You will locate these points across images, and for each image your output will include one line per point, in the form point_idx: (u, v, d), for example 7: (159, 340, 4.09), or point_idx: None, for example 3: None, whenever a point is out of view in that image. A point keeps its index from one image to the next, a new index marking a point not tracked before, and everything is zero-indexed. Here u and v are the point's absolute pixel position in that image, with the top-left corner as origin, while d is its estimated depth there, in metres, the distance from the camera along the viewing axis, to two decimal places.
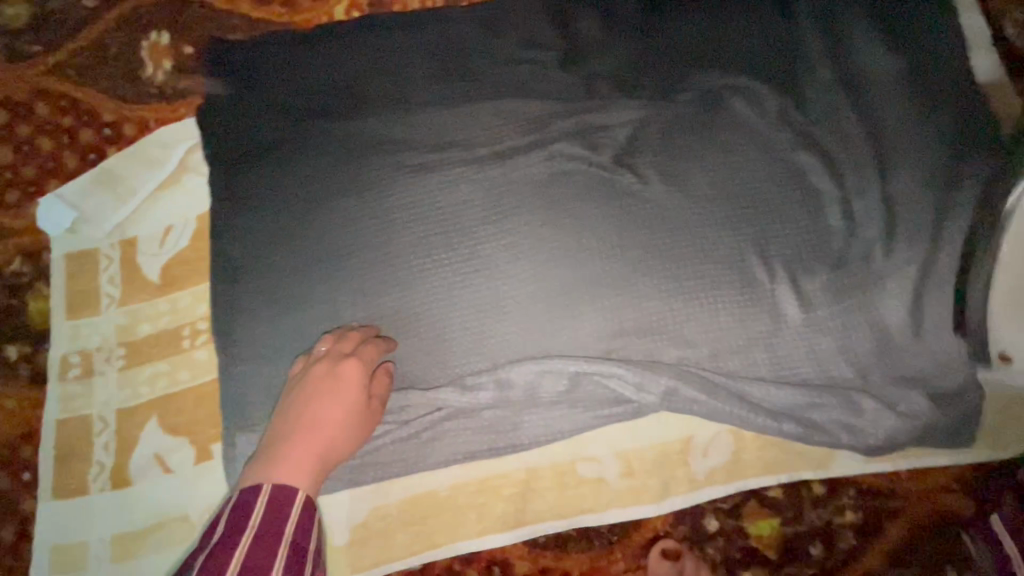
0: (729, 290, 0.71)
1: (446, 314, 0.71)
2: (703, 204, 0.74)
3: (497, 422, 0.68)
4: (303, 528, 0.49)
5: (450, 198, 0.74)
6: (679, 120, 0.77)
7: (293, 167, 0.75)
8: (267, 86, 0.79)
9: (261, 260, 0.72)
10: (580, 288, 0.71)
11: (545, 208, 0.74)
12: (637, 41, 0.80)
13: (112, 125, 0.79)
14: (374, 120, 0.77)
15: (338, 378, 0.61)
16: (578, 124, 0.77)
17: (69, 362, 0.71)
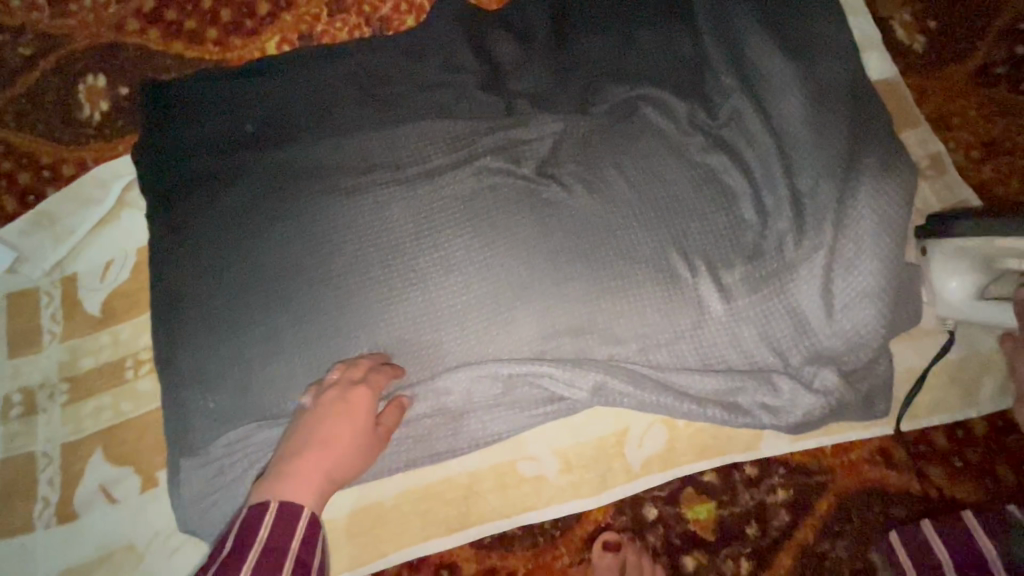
0: (653, 285, 0.75)
1: (384, 327, 0.73)
2: (623, 208, 0.79)
3: (438, 429, 0.70)
4: (307, 542, 0.52)
5: (382, 217, 0.77)
6: (597, 130, 0.82)
7: (229, 197, 0.78)
8: (201, 121, 0.81)
9: (200, 288, 0.74)
10: (512, 294, 0.74)
11: (474, 221, 0.77)
12: (554, 59, 0.85)
13: (51, 166, 0.81)
14: (306, 147, 0.80)
15: (351, 404, 0.63)
16: (502, 139, 0.81)
17: (12, 401, 0.71)
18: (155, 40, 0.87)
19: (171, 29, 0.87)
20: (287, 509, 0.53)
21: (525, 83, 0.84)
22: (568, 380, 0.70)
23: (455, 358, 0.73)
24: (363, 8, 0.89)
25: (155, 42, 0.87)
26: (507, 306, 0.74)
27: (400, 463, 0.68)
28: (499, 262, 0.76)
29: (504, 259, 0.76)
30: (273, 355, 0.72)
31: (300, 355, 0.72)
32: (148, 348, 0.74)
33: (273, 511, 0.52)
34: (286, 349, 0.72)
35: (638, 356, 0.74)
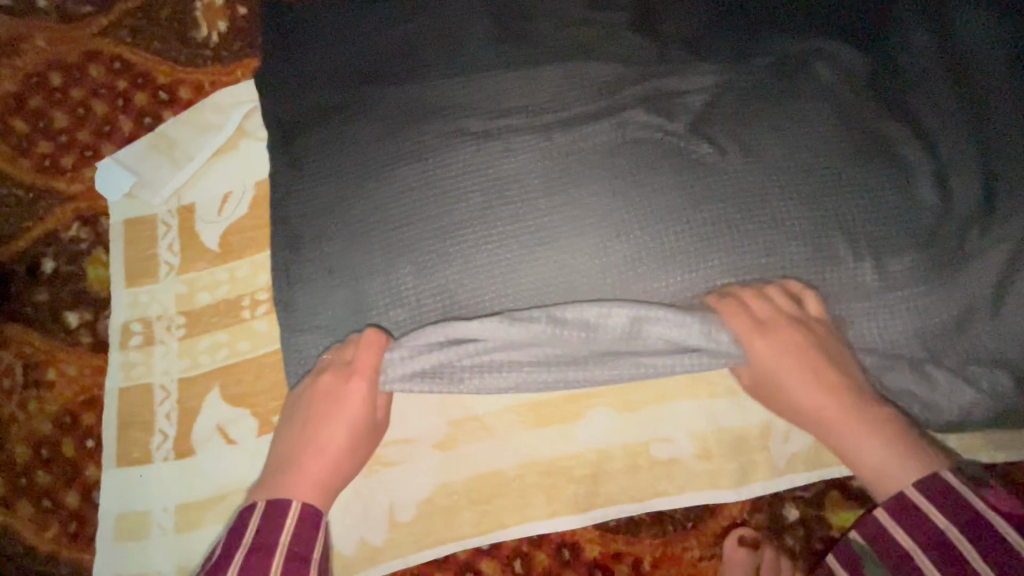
0: (812, 265, 0.67)
1: (498, 269, 0.68)
2: (781, 176, 0.68)
3: (551, 368, 0.64)
4: (300, 536, 0.54)
5: (512, 166, 0.70)
6: (760, 83, 0.72)
7: (350, 133, 0.71)
8: (323, 48, 0.75)
9: (319, 229, 0.69)
10: (654, 261, 0.67)
11: (614, 178, 0.69)
12: (711, 5, 0.76)
13: (167, 88, 0.77)
14: (434, 84, 0.73)
15: (337, 395, 0.61)
16: (652, 89, 0.72)
17: (131, 330, 0.69)
18: None
19: None
20: (276, 507, 0.55)
21: (678, 27, 0.75)
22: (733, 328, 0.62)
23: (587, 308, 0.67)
24: None
25: None
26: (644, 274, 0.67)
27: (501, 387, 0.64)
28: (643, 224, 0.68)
29: (650, 222, 0.68)
30: (395, 306, 0.68)
31: (426, 308, 0.68)
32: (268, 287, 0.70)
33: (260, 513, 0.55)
34: (408, 302, 0.68)
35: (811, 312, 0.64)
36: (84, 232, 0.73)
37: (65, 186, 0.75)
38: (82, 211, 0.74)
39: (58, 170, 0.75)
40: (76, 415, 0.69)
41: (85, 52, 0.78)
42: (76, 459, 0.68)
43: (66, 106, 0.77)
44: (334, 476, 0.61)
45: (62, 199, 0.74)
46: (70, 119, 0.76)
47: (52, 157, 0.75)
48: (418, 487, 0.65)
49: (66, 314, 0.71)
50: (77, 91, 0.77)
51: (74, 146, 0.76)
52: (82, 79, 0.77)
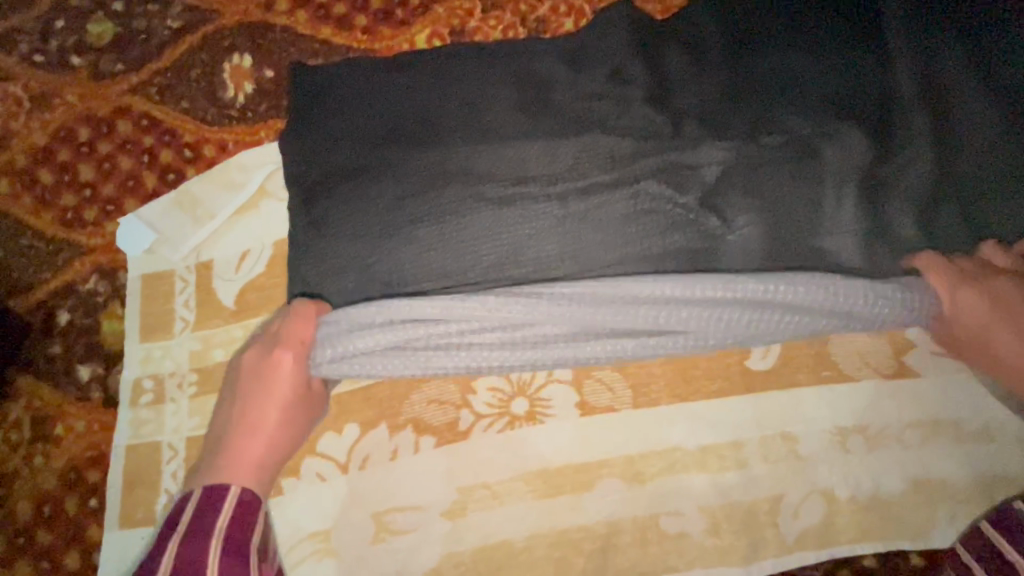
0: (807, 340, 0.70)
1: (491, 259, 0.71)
2: (788, 253, 0.72)
3: (536, 342, 0.66)
4: (237, 520, 0.58)
5: (524, 233, 0.71)
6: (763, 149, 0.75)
7: (370, 196, 0.73)
8: (346, 112, 0.78)
9: (336, 289, 0.70)
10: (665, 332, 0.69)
11: (624, 249, 0.71)
12: (722, 79, 0.78)
13: (192, 145, 0.79)
14: (453, 151, 0.75)
15: (267, 368, 0.65)
16: (664, 162, 0.74)
17: (142, 387, 0.70)
18: (303, 23, 0.84)
19: (320, 13, 0.84)
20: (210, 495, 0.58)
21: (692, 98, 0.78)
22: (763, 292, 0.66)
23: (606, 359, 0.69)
24: (521, 7, 0.85)
25: (302, 25, 0.84)
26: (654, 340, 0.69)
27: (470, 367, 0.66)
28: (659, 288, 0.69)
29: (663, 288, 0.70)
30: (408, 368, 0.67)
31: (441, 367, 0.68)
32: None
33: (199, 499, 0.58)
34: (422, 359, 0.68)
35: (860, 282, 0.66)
36: (102, 285, 0.74)
37: (86, 238, 0.76)
38: (101, 265, 0.75)
39: (80, 223, 0.76)
40: (81, 472, 0.68)
41: (114, 108, 0.80)
42: (78, 518, 0.67)
43: (93, 160, 0.78)
44: (268, 455, 0.63)
45: (82, 251, 0.75)
46: (95, 173, 0.78)
47: (75, 210, 0.77)
48: (424, 557, 0.64)
49: (79, 367, 0.72)
50: (104, 145, 0.79)
51: (98, 200, 0.77)
52: (109, 134, 0.79)
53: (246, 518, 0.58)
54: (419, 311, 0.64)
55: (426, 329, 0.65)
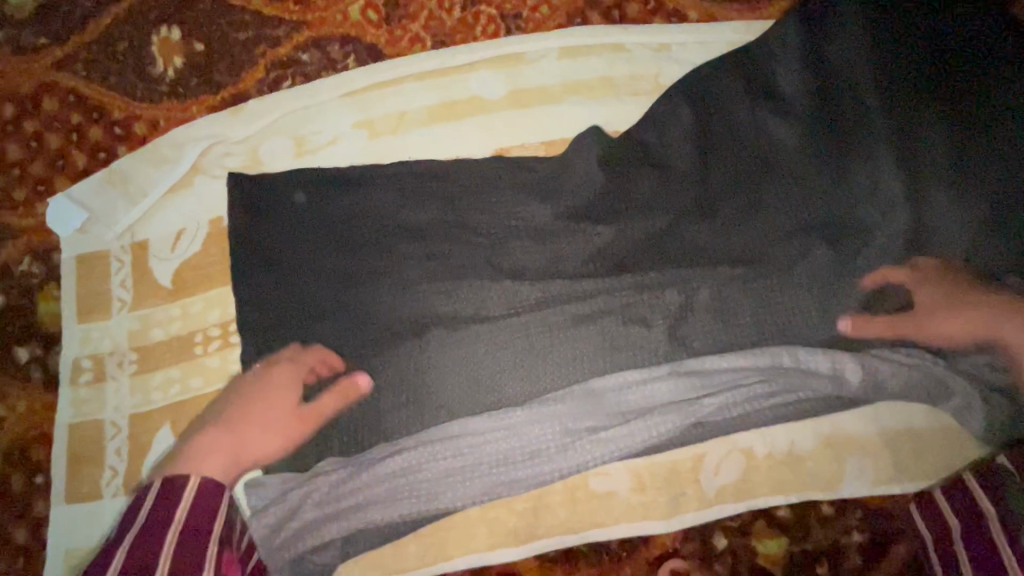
0: (737, 308, 0.71)
1: (490, 378, 0.68)
2: (719, 219, 0.73)
3: (531, 454, 0.65)
4: (199, 511, 0.56)
5: (489, 360, 0.69)
6: (766, 240, 0.73)
7: (303, 189, 0.74)
8: (293, 206, 0.73)
9: (270, 266, 0.71)
10: (609, 334, 0.70)
11: (550, 235, 0.73)
12: (698, 163, 0.75)
13: (122, 123, 0.78)
14: (394, 170, 0.75)
15: (269, 386, 0.67)
16: (595, 140, 0.75)
17: (81, 367, 0.70)
18: None
19: None
20: (175, 484, 0.57)
21: (630, 79, 0.80)
22: (705, 369, 0.68)
23: (543, 341, 0.69)
24: None
25: None
26: (588, 331, 0.69)
27: (448, 507, 0.64)
28: (607, 330, 0.70)
29: (598, 286, 0.71)
30: (345, 347, 0.69)
31: (385, 367, 0.68)
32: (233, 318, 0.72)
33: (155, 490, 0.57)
34: (366, 356, 0.69)
35: (806, 356, 0.68)
36: (37, 266, 0.74)
37: (17, 220, 0.75)
38: (35, 246, 0.74)
39: (9, 204, 0.75)
40: (25, 450, 0.69)
41: (40, 84, 0.78)
42: (26, 495, 0.68)
43: (18, 139, 0.77)
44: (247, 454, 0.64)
45: (13, 232, 0.75)
46: (22, 153, 0.76)
47: (4, 191, 0.75)
48: None
49: (16, 349, 0.72)
50: (31, 124, 0.77)
51: (27, 180, 0.76)
52: (35, 113, 0.77)
53: (207, 504, 0.57)
54: (382, 476, 0.64)
55: (421, 453, 0.65)
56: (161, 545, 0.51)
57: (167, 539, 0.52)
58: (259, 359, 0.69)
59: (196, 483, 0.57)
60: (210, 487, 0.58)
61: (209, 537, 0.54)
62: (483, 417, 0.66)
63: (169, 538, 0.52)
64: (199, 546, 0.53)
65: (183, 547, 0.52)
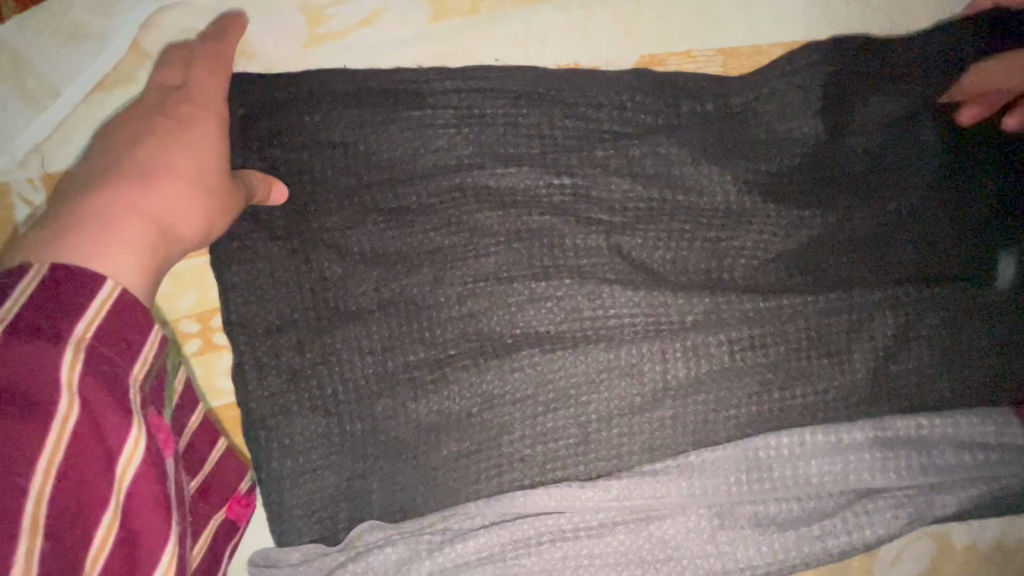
0: (965, 346, 0.49)
1: (604, 426, 0.47)
2: (945, 212, 0.50)
3: (664, 547, 0.45)
4: (114, 331, 0.32)
5: (603, 400, 0.47)
6: (987, 248, 0.50)
7: (327, 111, 0.46)
8: (312, 138, 0.46)
9: (277, 233, 0.46)
10: (782, 374, 0.47)
11: (705, 216, 0.48)
12: (919, 122, 0.50)
13: None
14: (471, 90, 0.47)
15: (171, 116, 0.40)
16: (781, 73, 0.50)
17: None
18: None
19: None
20: (68, 281, 0.31)
21: None
22: (919, 436, 0.47)
23: (684, 377, 0.47)
24: None
25: None
26: (752, 367, 0.47)
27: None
28: (778, 367, 0.47)
29: (774, 301, 0.47)
30: (392, 367, 0.47)
31: (452, 398, 0.47)
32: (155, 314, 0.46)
33: (35, 278, 0.31)
34: (422, 383, 0.47)
35: None
36: None
37: None
38: None
39: None
40: None
41: None
42: None
43: None
44: (172, 224, 0.36)
45: None
46: None
47: None
48: None
49: None
50: None
51: None
52: None
53: (128, 338, 0.33)
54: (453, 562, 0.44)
55: (508, 534, 0.45)
56: (53, 403, 0.30)
57: (67, 392, 0.30)
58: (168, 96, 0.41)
59: (108, 294, 0.32)
60: (127, 308, 0.33)
61: (132, 403, 0.33)
62: (598, 490, 0.45)
63: (68, 401, 0.30)
64: (121, 414, 0.32)
65: (98, 414, 0.31)
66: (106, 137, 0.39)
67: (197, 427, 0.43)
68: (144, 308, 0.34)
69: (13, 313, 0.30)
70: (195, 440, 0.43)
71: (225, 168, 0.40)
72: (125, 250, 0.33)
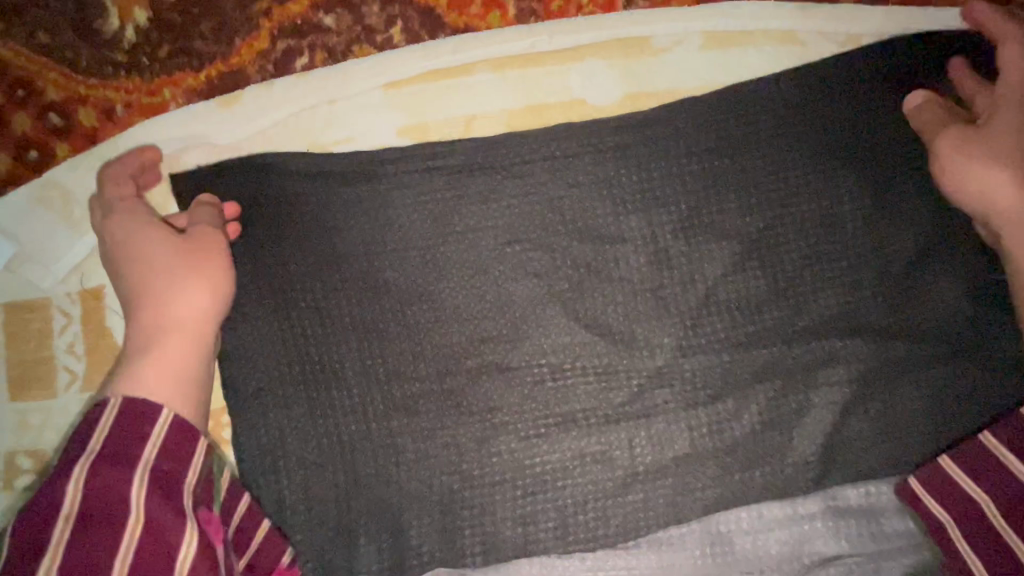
0: (913, 429, 0.53)
1: (578, 508, 0.51)
2: (892, 304, 0.54)
3: None
4: (169, 448, 0.39)
5: (574, 482, 0.52)
6: (934, 338, 0.54)
7: (325, 226, 0.52)
8: (309, 249, 0.52)
9: (279, 333, 0.52)
10: (740, 458, 0.52)
11: (668, 314, 0.53)
12: (869, 222, 0.54)
13: (60, 109, 0.53)
14: (451, 204, 0.53)
15: (153, 234, 0.47)
16: (740, 179, 0.54)
17: (19, 466, 0.51)
18: None
19: None
20: (133, 412, 0.39)
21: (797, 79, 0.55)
22: (873, 507, 0.50)
23: (650, 461, 0.52)
24: None
25: None
26: (711, 450, 0.52)
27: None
28: (735, 451, 0.52)
29: (730, 391, 0.52)
30: (387, 461, 0.51)
31: (439, 485, 0.51)
32: None
33: (110, 415, 0.39)
34: (410, 468, 0.51)
35: None
36: None
37: None
38: None
39: None
40: None
41: None
42: None
43: None
44: (191, 329, 0.45)
45: None
46: None
47: None
48: None
49: None
50: None
51: None
52: None
53: (177, 451, 0.40)
54: None
55: None
56: (126, 512, 0.35)
57: (135, 502, 0.36)
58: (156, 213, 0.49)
59: (164, 421, 0.40)
60: (179, 426, 0.40)
61: (184, 502, 0.38)
62: (573, 560, 0.49)
63: (137, 511, 0.36)
64: (173, 513, 0.37)
65: (158, 518, 0.36)
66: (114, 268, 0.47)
67: (248, 518, 0.47)
68: (191, 425, 0.41)
69: (98, 443, 0.37)
70: (247, 530, 0.46)
71: (205, 243, 0.47)
72: (162, 377, 0.42)
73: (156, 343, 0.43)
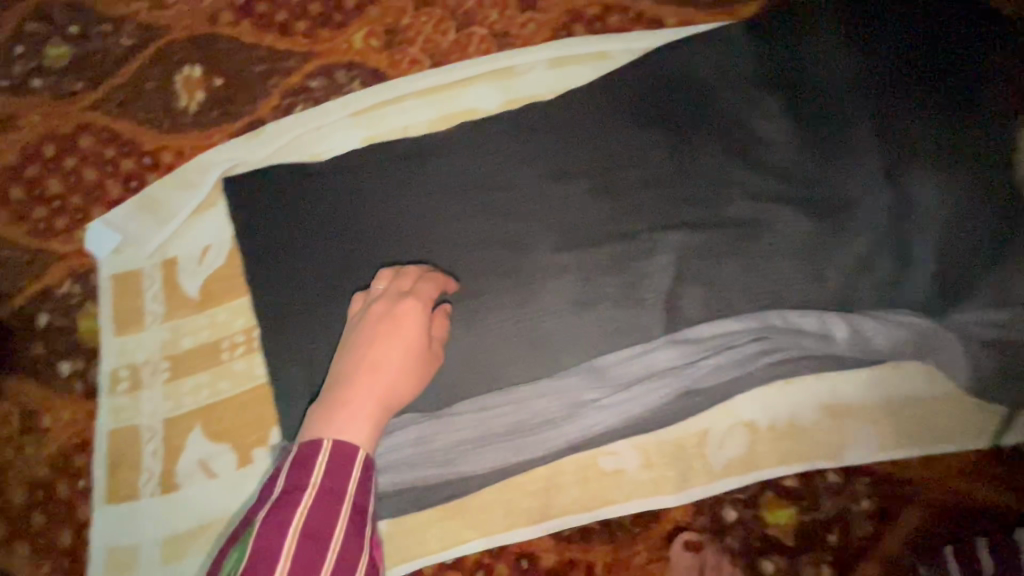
0: (734, 284, 0.71)
1: (497, 365, 0.71)
2: (702, 200, 0.75)
3: (541, 429, 0.70)
4: (360, 486, 0.49)
5: (487, 347, 0.71)
6: (724, 226, 0.74)
7: (310, 196, 0.79)
8: (300, 212, 0.78)
9: (280, 265, 0.76)
10: (608, 319, 0.72)
11: (545, 228, 0.76)
12: (669, 152, 0.78)
13: (152, 153, 0.85)
14: (394, 176, 0.80)
15: (396, 321, 0.60)
16: (584, 137, 0.80)
17: (120, 376, 0.76)
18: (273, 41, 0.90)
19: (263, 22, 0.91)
20: (344, 450, 0.49)
21: None
22: (699, 336, 0.71)
23: (545, 329, 0.72)
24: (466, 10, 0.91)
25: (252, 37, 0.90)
26: (586, 315, 0.72)
27: (465, 470, 0.70)
28: (604, 315, 0.72)
29: (594, 272, 0.73)
30: None
31: None
32: (201, 343, 0.76)
33: (325, 454, 0.49)
34: None
35: (795, 316, 0.70)
36: (76, 287, 0.80)
37: (59, 246, 0.81)
38: (73, 268, 0.81)
39: (51, 231, 0.82)
40: (70, 456, 0.74)
41: (78, 125, 0.86)
42: (71, 499, 0.73)
43: (60, 173, 0.84)
44: (387, 404, 0.56)
45: (55, 256, 0.81)
46: (63, 185, 0.84)
47: (48, 221, 0.82)
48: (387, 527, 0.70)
49: (61, 363, 0.78)
50: (71, 159, 0.84)
51: (67, 209, 0.83)
52: (75, 150, 0.85)
53: (365, 487, 0.49)
54: (402, 449, 0.69)
55: (433, 424, 0.70)
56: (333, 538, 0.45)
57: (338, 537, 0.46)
58: (397, 296, 0.63)
59: (359, 465, 0.49)
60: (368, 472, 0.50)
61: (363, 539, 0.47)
62: (491, 392, 0.71)
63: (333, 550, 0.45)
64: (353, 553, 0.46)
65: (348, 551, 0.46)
66: (361, 324, 0.62)
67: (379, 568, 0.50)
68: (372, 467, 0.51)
69: (319, 478, 0.47)
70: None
71: (423, 351, 0.61)
72: (358, 426, 0.53)
73: (370, 411, 0.54)
